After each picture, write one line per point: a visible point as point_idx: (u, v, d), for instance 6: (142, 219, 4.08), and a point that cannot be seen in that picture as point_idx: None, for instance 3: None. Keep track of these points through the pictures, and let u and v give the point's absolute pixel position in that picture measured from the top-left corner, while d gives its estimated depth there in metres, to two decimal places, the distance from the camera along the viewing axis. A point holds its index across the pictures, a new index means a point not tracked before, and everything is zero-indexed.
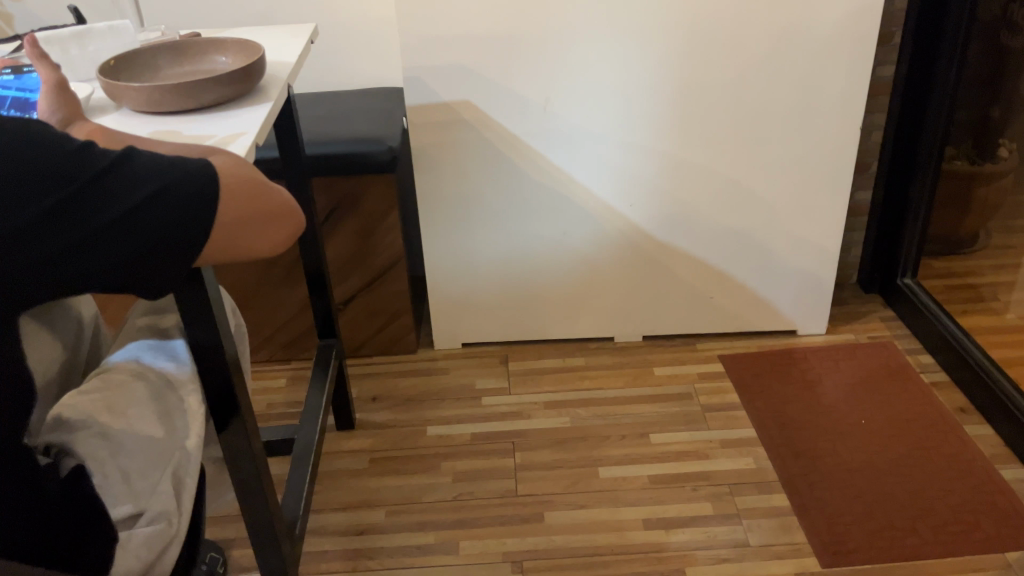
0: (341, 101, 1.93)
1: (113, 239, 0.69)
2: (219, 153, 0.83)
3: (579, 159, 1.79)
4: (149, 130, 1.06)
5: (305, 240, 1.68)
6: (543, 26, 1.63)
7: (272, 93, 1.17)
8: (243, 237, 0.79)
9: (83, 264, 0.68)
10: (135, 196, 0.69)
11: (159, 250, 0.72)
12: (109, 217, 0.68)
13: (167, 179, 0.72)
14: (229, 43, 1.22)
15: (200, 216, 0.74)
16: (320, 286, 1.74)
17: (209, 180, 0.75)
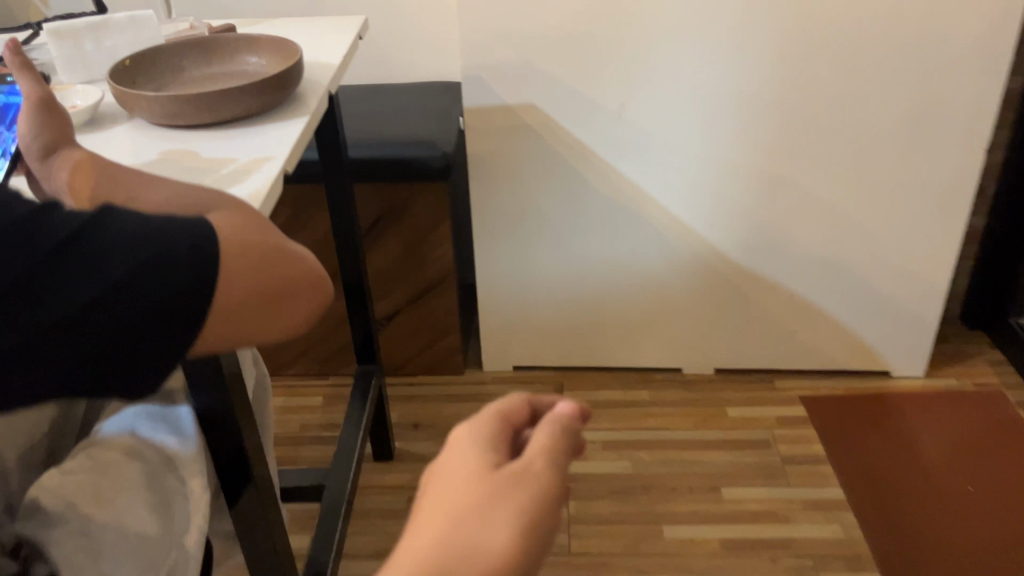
0: (393, 96, 1.76)
1: (73, 336, 0.51)
2: (226, 206, 0.65)
3: (655, 172, 1.58)
4: (162, 150, 0.89)
5: (344, 255, 1.52)
6: (620, 21, 1.43)
7: (310, 103, 0.99)
8: (248, 321, 0.61)
9: (33, 368, 0.51)
10: (103, 279, 0.52)
11: (138, 345, 0.54)
12: (65, 308, 0.51)
13: (151, 251, 0.54)
14: (264, 40, 1.05)
15: (192, 299, 0.56)
16: (360, 303, 1.58)
17: (205, 251, 0.57)
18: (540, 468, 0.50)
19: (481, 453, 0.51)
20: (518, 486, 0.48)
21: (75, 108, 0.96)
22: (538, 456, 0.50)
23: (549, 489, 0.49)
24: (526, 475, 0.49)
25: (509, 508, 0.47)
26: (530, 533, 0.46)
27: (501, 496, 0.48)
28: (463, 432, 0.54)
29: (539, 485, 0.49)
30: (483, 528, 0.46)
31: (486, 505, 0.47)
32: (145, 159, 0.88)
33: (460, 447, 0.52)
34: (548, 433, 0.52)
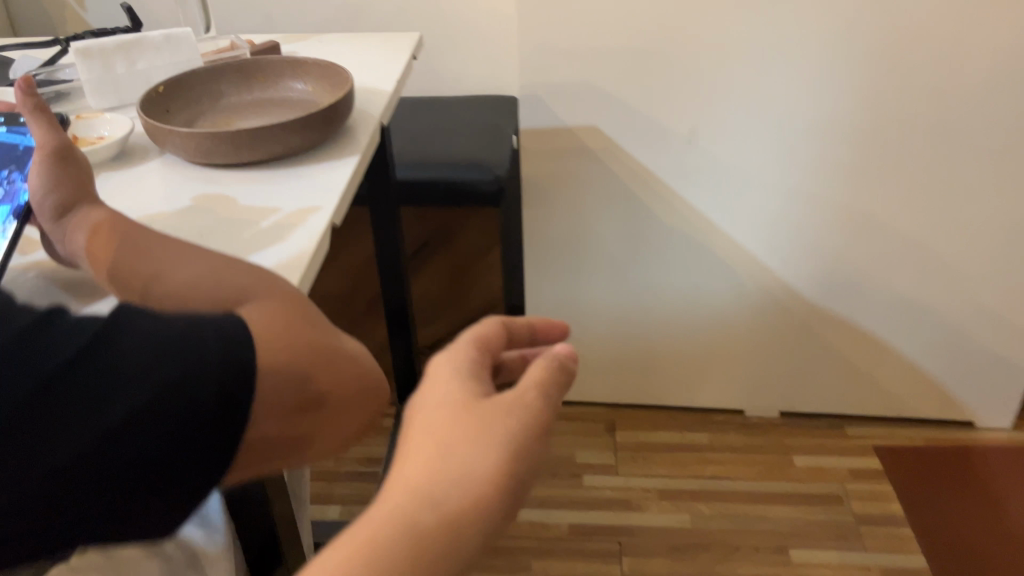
0: (442, 111, 1.65)
1: (68, 492, 0.41)
2: (263, 298, 0.54)
3: (725, 205, 1.45)
4: (196, 193, 0.79)
5: (388, 284, 1.42)
6: (696, 40, 1.30)
7: (362, 138, 0.89)
8: (287, 446, 0.51)
9: (11, 531, 0.41)
10: (98, 428, 0.41)
11: (143, 497, 0.44)
12: (49, 465, 0.40)
13: (168, 381, 0.43)
14: (311, 64, 0.95)
15: (216, 439, 0.45)
16: (403, 334, 1.48)
17: (238, 376, 0.46)
18: (531, 397, 0.49)
19: (466, 379, 0.50)
20: (508, 411, 0.47)
21: (101, 141, 0.86)
22: (532, 385, 0.49)
23: (537, 424, 0.48)
24: (517, 402, 0.48)
25: (499, 436, 0.46)
26: (517, 460, 0.46)
27: (491, 422, 0.47)
28: (450, 354, 0.52)
29: (529, 412, 0.48)
30: (469, 454, 0.45)
31: (478, 432, 0.46)
32: (177, 204, 0.78)
33: (449, 367, 0.51)
34: (542, 367, 0.50)
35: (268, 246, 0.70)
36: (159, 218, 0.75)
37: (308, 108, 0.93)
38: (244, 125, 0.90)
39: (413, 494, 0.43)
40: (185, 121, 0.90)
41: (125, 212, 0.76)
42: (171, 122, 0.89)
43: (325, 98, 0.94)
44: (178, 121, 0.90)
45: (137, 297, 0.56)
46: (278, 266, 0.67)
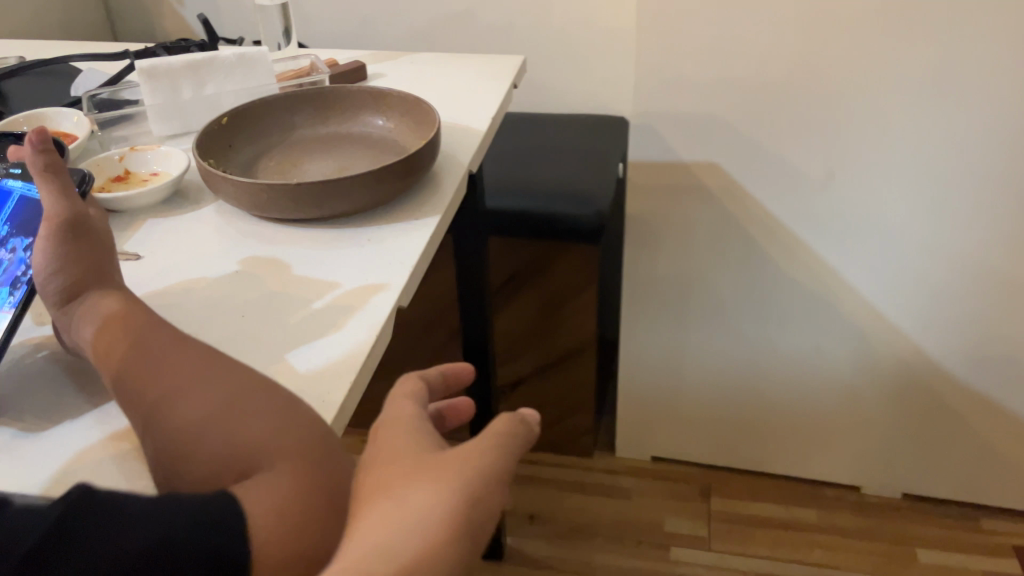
0: (543, 130, 1.51)
1: None
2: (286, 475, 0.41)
3: (859, 262, 1.26)
4: (248, 252, 0.68)
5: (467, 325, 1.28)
6: (838, 76, 1.11)
7: (445, 192, 0.75)
8: None
9: None
10: None
11: None
12: None
13: None
14: (395, 96, 0.83)
15: None
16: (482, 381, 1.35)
17: None
18: (490, 446, 0.43)
19: (419, 429, 0.44)
20: (463, 462, 0.42)
21: (154, 179, 0.77)
22: (492, 443, 0.43)
23: (493, 484, 0.42)
24: (472, 453, 0.43)
25: (453, 486, 0.41)
26: (473, 514, 0.40)
27: (443, 475, 0.41)
28: (396, 401, 0.47)
29: (488, 462, 0.42)
30: (418, 510, 0.40)
31: (427, 487, 0.41)
32: (223, 267, 0.66)
33: (397, 417, 0.45)
34: (502, 424, 0.45)
35: (319, 337, 0.58)
36: (200, 284, 0.64)
37: (387, 150, 0.81)
38: (313, 166, 0.78)
39: (357, 557, 0.38)
40: (249, 156, 0.80)
41: (164, 273, 0.65)
42: (233, 158, 0.79)
43: (408, 138, 0.81)
44: (242, 157, 0.79)
45: (140, 422, 0.45)
46: (325, 368, 0.55)
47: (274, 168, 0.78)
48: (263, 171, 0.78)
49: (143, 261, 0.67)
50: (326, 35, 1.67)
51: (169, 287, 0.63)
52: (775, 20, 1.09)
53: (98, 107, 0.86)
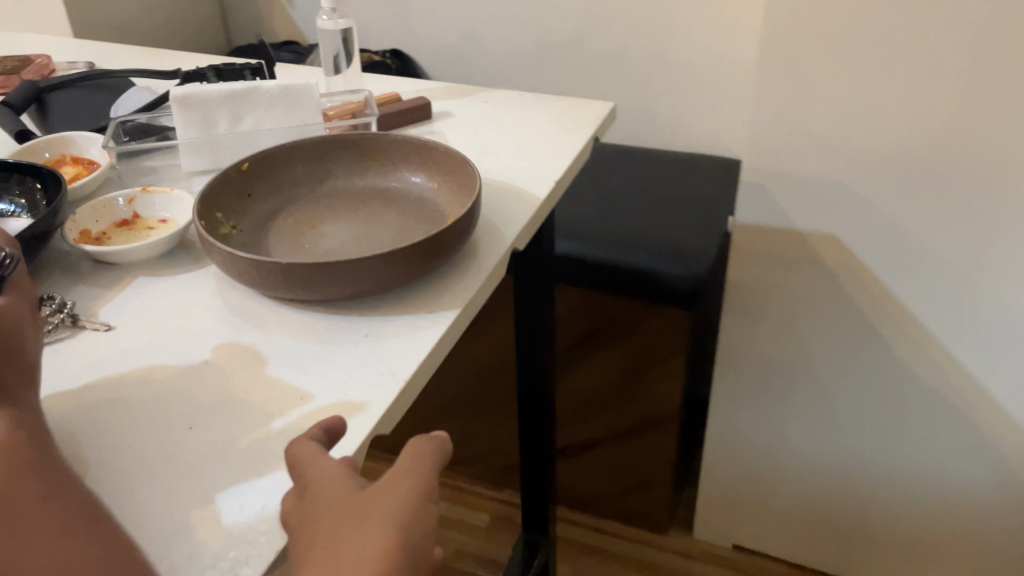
0: (647, 170, 1.36)
1: None
2: None
3: (1004, 371, 1.04)
4: (228, 335, 0.58)
5: (525, 386, 1.15)
6: (1000, 148, 0.91)
7: (473, 279, 0.63)
8: None
9: None
10: None
11: None
12: None
13: None
14: (442, 151, 0.71)
15: None
16: (539, 443, 1.22)
17: None
18: (412, 465, 0.44)
19: (335, 473, 0.44)
20: (395, 484, 0.43)
21: (161, 227, 0.69)
22: (408, 469, 0.44)
23: (417, 503, 0.42)
24: (398, 475, 0.44)
25: (392, 507, 0.42)
26: (417, 525, 0.41)
27: (382, 500, 0.42)
28: (308, 446, 0.45)
29: (413, 478, 0.44)
30: (367, 538, 0.40)
31: (369, 519, 0.41)
32: (192, 353, 0.56)
33: (308, 468, 0.44)
34: (411, 455, 0.45)
35: (264, 473, 0.47)
36: (159, 374, 0.55)
37: (424, 215, 0.69)
38: (335, 228, 0.68)
39: None
40: (270, 208, 0.70)
41: (126, 353, 0.56)
42: (250, 209, 0.69)
43: (449, 203, 0.69)
44: (261, 208, 0.70)
45: None
46: (253, 524, 0.44)
47: (292, 226, 0.68)
48: (279, 229, 0.68)
49: (111, 333, 0.58)
50: (431, 48, 1.58)
51: (124, 373, 0.55)
52: (926, 76, 0.91)
53: (129, 134, 0.79)
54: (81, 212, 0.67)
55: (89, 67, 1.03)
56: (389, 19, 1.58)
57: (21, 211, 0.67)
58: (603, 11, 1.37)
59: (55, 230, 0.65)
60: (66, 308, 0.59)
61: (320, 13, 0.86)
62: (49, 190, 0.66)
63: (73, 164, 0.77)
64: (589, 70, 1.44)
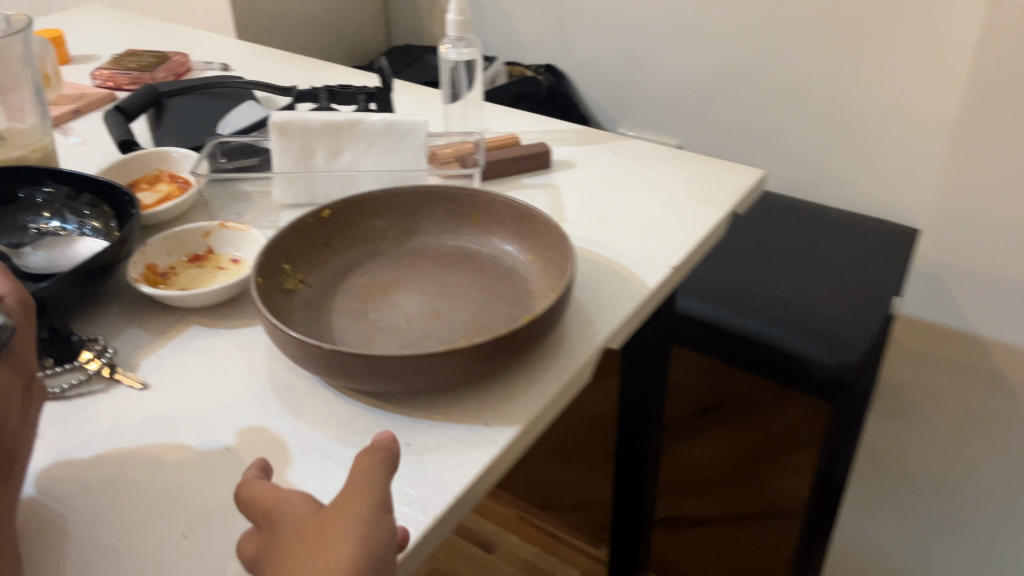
0: (803, 225, 1.18)
1: None
2: None
3: None
4: (258, 418, 0.51)
5: (624, 454, 1.05)
6: None
7: (548, 384, 0.53)
8: None
9: None
10: None
11: None
12: None
13: None
14: (543, 222, 0.61)
15: None
16: (633, 512, 1.13)
17: None
18: (366, 477, 0.39)
19: (291, 507, 0.40)
20: (351, 499, 0.38)
21: (231, 268, 0.64)
22: (361, 477, 0.39)
23: (373, 507, 0.38)
24: (351, 490, 0.39)
25: (347, 526, 0.37)
26: (374, 536, 0.37)
27: (337, 515, 0.38)
28: (264, 487, 0.42)
29: (368, 487, 0.39)
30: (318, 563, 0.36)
31: (322, 548, 0.36)
32: (214, 436, 0.50)
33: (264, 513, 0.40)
34: (358, 463, 0.40)
35: None
36: (173, 456, 0.49)
37: (509, 294, 0.60)
38: (408, 297, 0.60)
39: None
40: (347, 262, 0.64)
41: (150, 421, 0.51)
42: (325, 262, 0.63)
43: (541, 283, 0.60)
44: (338, 262, 0.64)
45: None
46: None
47: (364, 288, 0.61)
48: (349, 289, 0.61)
49: (143, 393, 0.53)
50: (587, 65, 1.48)
51: (139, 449, 0.49)
52: None
53: (227, 155, 0.75)
54: (152, 244, 0.63)
55: (223, 70, 1.01)
56: (547, 33, 1.50)
57: (94, 233, 0.65)
58: (777, 47, 1.22)
59: (120, 264, 0.60)
60: (108, 353, 0.55)
61: (445, 40, 0.80)
62: (122, 215, 0.64)
63: (169, 181, 0.74)
64: (753, 109, 1.30)
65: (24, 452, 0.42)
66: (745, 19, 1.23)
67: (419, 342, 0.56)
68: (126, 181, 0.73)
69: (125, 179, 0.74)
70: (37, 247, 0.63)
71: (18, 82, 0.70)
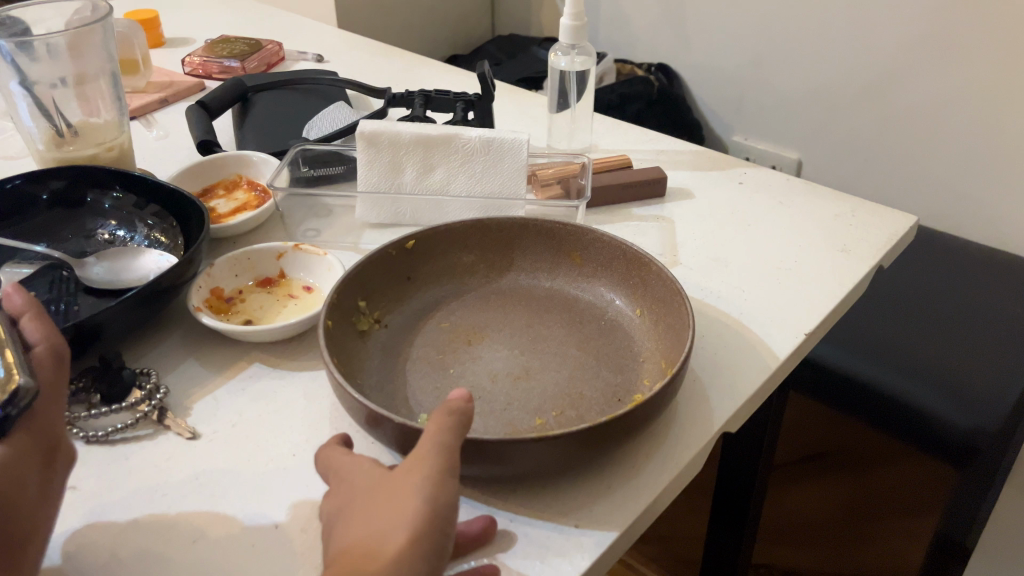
0: (941, 265, 1.05)
1: None
2: None
3: None
4: (315, 489, 0.45)
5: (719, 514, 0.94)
6: None
7: (655, 480, 0.44)
8: None
9: None
10: None
11: None
12: None
13: None
14: (656, 271, 0.52)
15: None
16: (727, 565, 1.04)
17: None
18: (431, 446, 0.36)
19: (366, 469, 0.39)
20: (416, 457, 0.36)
21: (302, 297, 0.57)
22: (429, 442, 0.37)
23: (438, 474, 0.35)
24: (417, 455, 0.36)
25: (411, 486, 0.35)
26: (440, 500, 0.35)
27: (403, 478, 0.36)
28: (342, 457, 0.41)
29: (435, 454, 0.36)
30: (379, 526, 0.34)
31: (381, 513, 0.35)
32: (264, 508, 0.44)
33: (340, 470, 0.40)
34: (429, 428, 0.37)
35: None
36: (216, 530, 0.42)
37: (611, 354, 0.51)
38: (493, 348, 0.52)
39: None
40: (428, 300, 0.57)
41: (195, 481, 0.45)
42: (405, 299, 0.56)
43: (650, 345, 0.51)
44: (419, 299, 0.57)
45: None
46: None
47: (445, 334, 0.54)
48: (429, 333, 0.54)
49: (192, 444, 0.47)
50: (702, 66, 1.37)
51: (180, 516, 0.43)
52: None
53: (309, 163, 0.68)
54: (220, 265, 0.57)
55: (317, 61, 0.96)
56: (662, 29, 1.39)
57: (156, 245, 0.60)
58: (926, 60, 1.08)
59: (183, 287, 0.55)
60: (158, 395, 0.49)
61: (556, 47, 0.72)
62: (191, 228, 0.59)
63: (246, 189, 0.69)
64: (890, 127, 1.16)
65: (42, 534, 0.35)
66: (890, 27, 1.09)
67: (504, 408, 0.47)
68: (201, 185, 0.68)
69: (201, 183, 0.68)
70: (100, 258, 0.58)
71: (93, 76, 0.65)
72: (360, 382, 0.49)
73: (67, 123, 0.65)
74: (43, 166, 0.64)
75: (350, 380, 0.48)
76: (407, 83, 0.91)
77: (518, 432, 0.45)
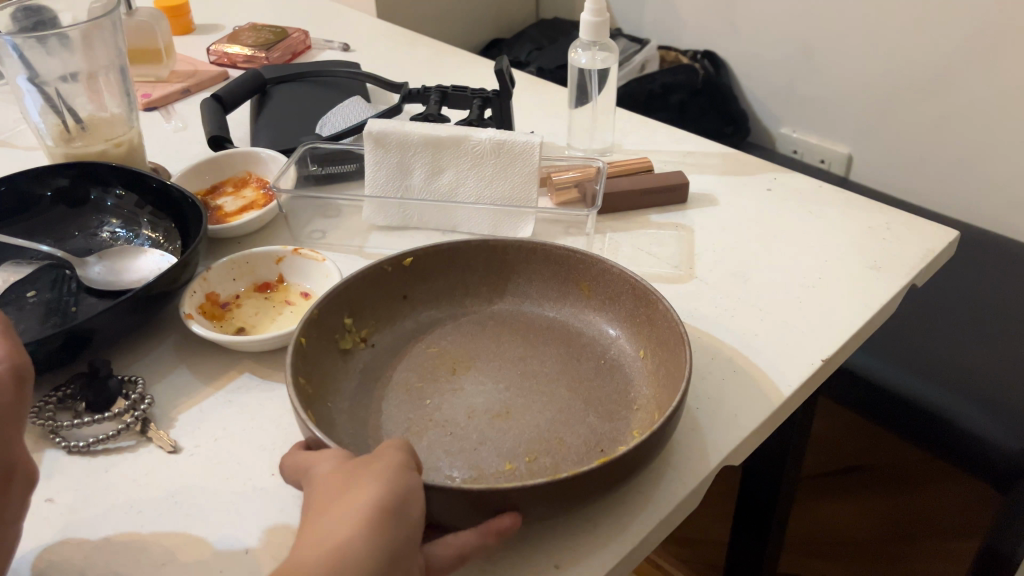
0: (997, 268, 0.98)
1: None
2: None
3: None
4: (290, 513, 0.43)
5: (740, 533, 0.89)
6: None
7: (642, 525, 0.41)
8: None
9: None
10: None
11: None
12: None
13: None
14: (662, 310, 0.48)
15: None
16: None
17: None
18: (377, 478, 0.35)
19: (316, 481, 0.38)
20: (383, 453, 0.37)
21: (298, 304, 0.56)
22: (375, 473, 0.36)
23: (382, 498, 0.35)
24: (361, 482, 0.35)
25: (354, 508, 0.34)
26: (379, 522, 0.34)
27: (347, 496, 0.35)
28: (298, 464, 0.40)
29: (375, 485, 0.35)
30: (323, 541, 0.34)
31: (326, 528, 0.34)
32: (237, 531, 0.42)
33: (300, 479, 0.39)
34: (376, 462, 0.36)
35: None
36: (185, 553, 0.41)
37: (604, 397, 0.48)
38: (479, 379, 0.50)
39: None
40: (423, 322, 0.55)
41: (171, 498, 0.44)
42: (399, 319, 0.55)
43: (646, 390, 0.48)
44: (414, 319, 0.55)
45: None
46: None
47: (432, 359, 0.52)
48: (416, 357, 0.52)
49: (172, 459, 0.47)
50: (748, 53, 1.32)
51: (152, 536, 0.42)
52: None
53: (318, 162, 0.67)
54: (217, 270, 0.56)
55: (343, 50, 0.94)
56: (709, 14, 1.34)
57: (154, 245, 0.59)
58: (992, 55, 1.01)
59: (178, 292, 0.53)
60: (143, 406, 0.48)
61: (578, 43, 0.69)
62: (190, 230, 0.58)
63: (255, 186, 0.67)
64: (948, 123, 1.10)
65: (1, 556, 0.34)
66: (951, 16, 1.02)
67: (473, 447, 0.45)
68: (210, 181, 0.67)
69: (210, 180, 0.67)
70: (101, 256, 0.57)
71: (103, 69, 0.64)
72: (330, 406, 0.47)
73: (75, 117, 0.64)
74: (54, 161, 0.64)
75: (319, 402, 0.46)
76: (431, 75, 0.88)
77: (484, 476, 0.43)
